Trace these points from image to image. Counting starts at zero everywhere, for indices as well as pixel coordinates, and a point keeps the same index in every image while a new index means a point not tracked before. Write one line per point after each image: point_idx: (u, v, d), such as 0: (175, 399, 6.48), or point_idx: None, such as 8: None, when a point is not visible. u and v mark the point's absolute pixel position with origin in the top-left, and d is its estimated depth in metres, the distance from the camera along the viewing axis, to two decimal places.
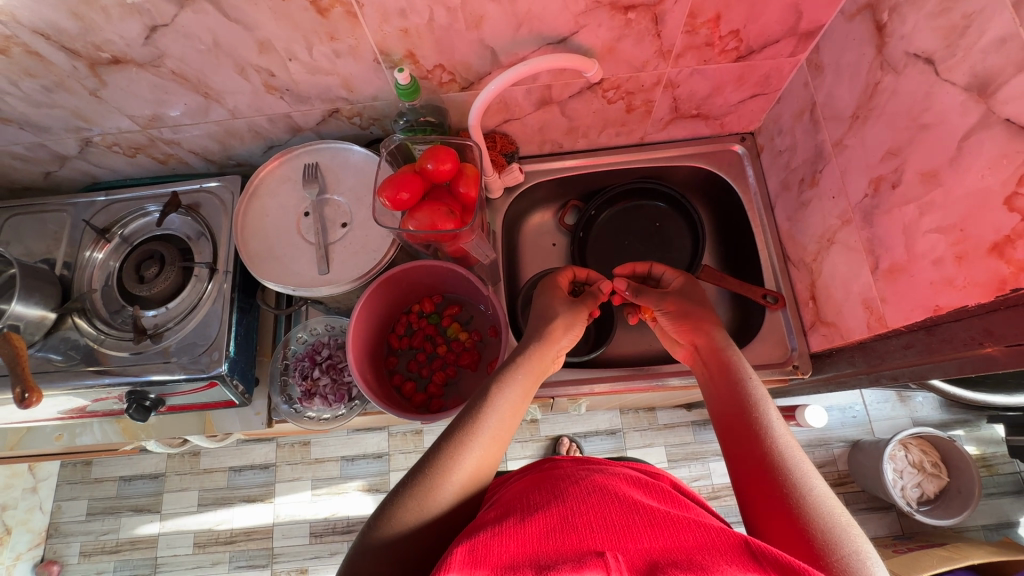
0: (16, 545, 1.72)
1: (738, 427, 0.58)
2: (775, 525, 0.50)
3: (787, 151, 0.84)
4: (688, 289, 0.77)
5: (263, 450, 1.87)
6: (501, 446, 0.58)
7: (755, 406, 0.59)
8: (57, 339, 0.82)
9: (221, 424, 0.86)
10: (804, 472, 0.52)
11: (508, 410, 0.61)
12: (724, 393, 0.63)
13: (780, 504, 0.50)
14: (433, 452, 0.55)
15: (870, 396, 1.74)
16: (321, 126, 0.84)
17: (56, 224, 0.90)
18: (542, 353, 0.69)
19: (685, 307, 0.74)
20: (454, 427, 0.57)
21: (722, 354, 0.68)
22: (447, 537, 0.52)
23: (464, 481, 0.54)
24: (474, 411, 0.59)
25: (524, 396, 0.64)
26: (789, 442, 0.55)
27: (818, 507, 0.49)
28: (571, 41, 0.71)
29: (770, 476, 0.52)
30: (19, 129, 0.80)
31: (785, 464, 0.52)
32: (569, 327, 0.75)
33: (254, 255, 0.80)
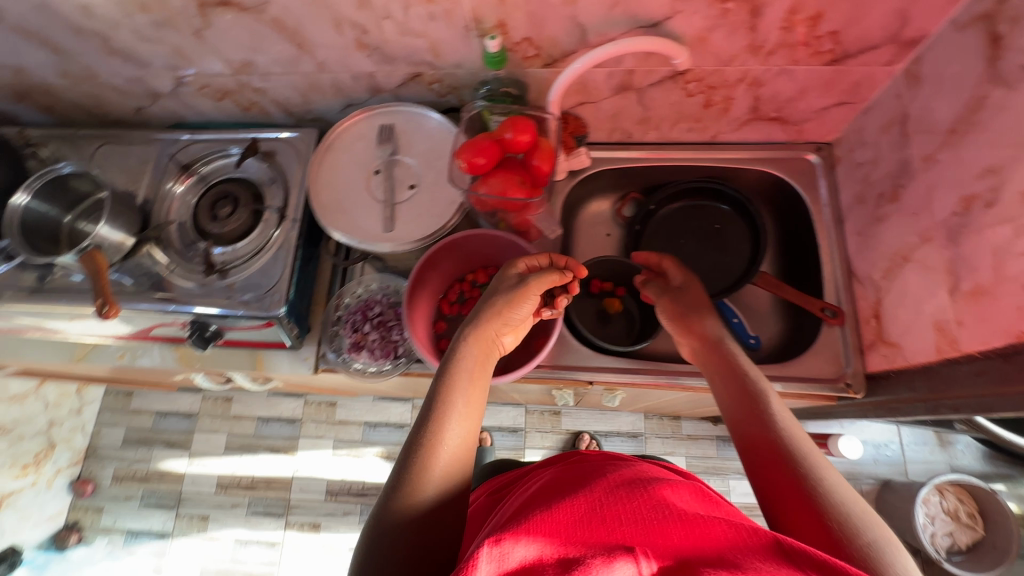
0: (58, 460, 1.82)
1: (743, 427, 0.60)
2: (793, 515, 0.50)
3: (866, 164, 0.82)
4: (690, 292, 0.79)
5: (292, 404, 1.94)
6: (475, 413, 0.60)
7: (753, 405, 0.61)
8: (133, 264, 0.87)
9: (270, 364, 0.89)
10: (810, 462, 0.52)
11: (473, 380, 0.62)
12: (731, 390, 0.64)
13: (795, 495, 0.50)
14: (413, 438, 0.56)
15: (908, 436, 1.68)
16: (401, 89, 0.86)
17: (143, 156, 0.95)
18: (485, 330, 0.68)
19: (686, 308, 0.76)
20: (428, 411, 0.59)
21: (719, 350, 0.71)
22: (449, 520, 0.52)
23: (454, 454, 0.55)
24: (443, 391, 0.60)
25: (484, 368, 0.65)
26: (793, 431, 0.57)
27: (830, 494, 0.49)
28: (663, 26, 0.70)
29: (778, 471, 0.53)
30: (123, 62, 0.84)
31: (790, 456, 0.53)
32: (512, 304, 0.70)
33: (324, 205, 0.83)
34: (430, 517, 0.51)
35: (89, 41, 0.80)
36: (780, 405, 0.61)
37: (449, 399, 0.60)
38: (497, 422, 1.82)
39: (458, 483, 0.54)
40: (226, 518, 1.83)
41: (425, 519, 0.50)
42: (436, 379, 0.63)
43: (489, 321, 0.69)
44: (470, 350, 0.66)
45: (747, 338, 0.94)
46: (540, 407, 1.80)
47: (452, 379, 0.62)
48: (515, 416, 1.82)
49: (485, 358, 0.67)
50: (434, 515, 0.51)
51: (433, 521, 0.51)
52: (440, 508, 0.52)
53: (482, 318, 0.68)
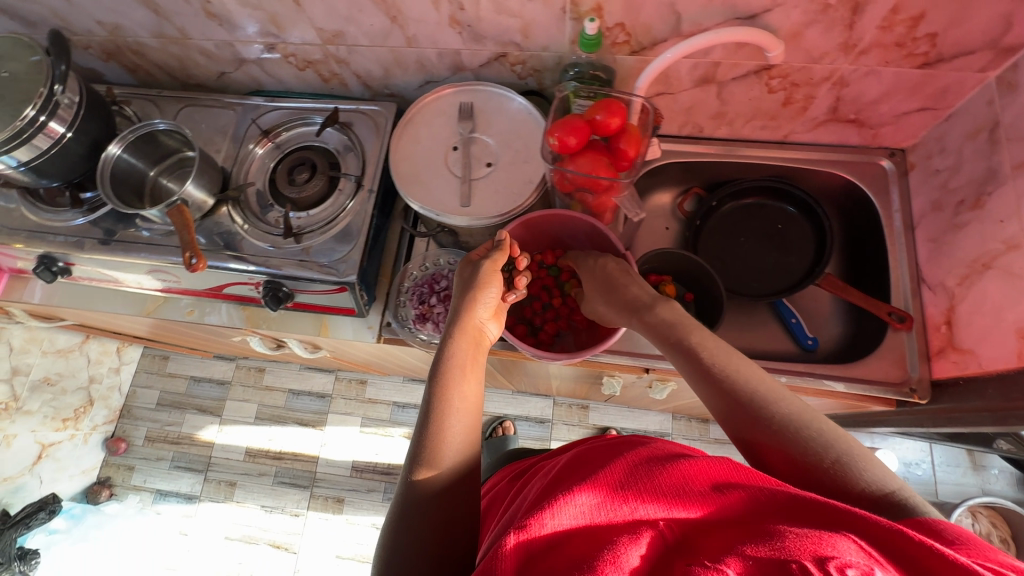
0: (95, 417, 1.87)
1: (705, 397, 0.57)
2: (768, 456, 0.51)
3: (946, 171, 0.82)
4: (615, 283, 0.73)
5: (322, 379, 1.97)
6: (473, 397, 0.62)
7: (695, 367, 0.58)
8: (211, 223, 0.89)
9: (335, 330, 0.92)
10: (759, 400, 0.52)
11: (465, 372, 0.64)
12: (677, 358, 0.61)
13: (768, 444, 0.50)
14: (417, 440, 0.58)
15: (941, 457, 1.66)
16: (483, 69, 0.88)
17: (224, 120, 0.98)
18: (466, 324, 0.70)
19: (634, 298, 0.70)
20: (426, 411, 0.60)
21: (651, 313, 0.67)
22: (461, 505, 0.55)
23: (455, 443, 0.58)
24: (438, 389, 0.61)
25: (473, 358, 0.67)
26: (731, 370, 0.56)
27: (788, 424, 0.50)
28: (760, 19, 0.71)
29: (747, 428, 0.52)
30: (218, 26, 0.87)
31: (746, 405, 0.53)
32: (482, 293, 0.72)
33: (403, 176, 0.84)
34: (439, 507, 0.54)
35: (191, 3, 0.82)
36: (717, 343, 0.59)
37: (446, 397, 0.61)
38: (524, 412, 1.83)
39: (460, 470, 0.57)
40: (253, 485, 1.86)
41: (438, 505, 0.54)
42: (429, 376, 0.64)
43: (468, 312, 0.71)
44: (458, 347, 0.67)
45: (805, 338, 0.94)
46: (569, 400, 1.81)
47: (447, 377, 0.63)
48: (542, 406, 1.83)
49: (474, 346, 0.68)
50: (441, 506, 0.54)
51: (441, 516, 0.54)
52: (453, 499, 0.55)
53: (461, 311, 0.70)
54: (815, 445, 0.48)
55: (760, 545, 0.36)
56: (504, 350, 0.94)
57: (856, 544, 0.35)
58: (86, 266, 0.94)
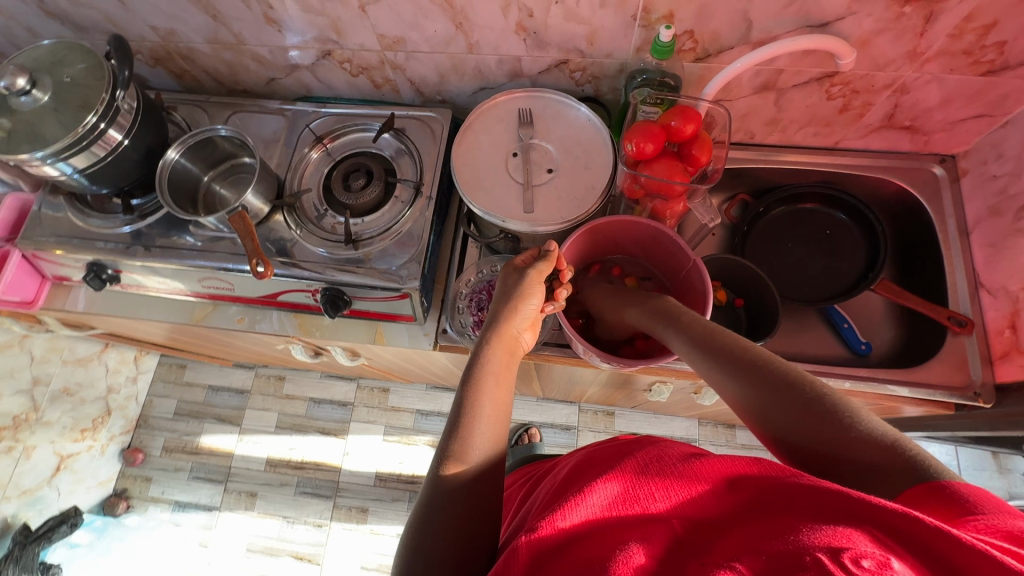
0: (112, 427, 1.83)
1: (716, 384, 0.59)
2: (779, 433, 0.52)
3: (1004, 177, 0.83)
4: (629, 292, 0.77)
5: (344, 388, 1.95)
6: (505, 409, 0.61)
7: (705, 351, 0.61)
8: (266, 230, 0.88)
9: (391, 337, 0.92)
10: (762, 371, 0.55)
11: (498, 380, 0.63)
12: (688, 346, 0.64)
13: (778, 419, 0.51)
14: (444, 442, 0.57)
15: (966, 460, 1.67)
16: (542, 75, 0.88)
17: (274, 126, 0.97)
18: (505, 331, 0.68)
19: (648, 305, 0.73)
20: (456, 415, 0.59)
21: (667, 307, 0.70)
22: (485, 512, 0.53)
23: (483, 446, 0.56)
24: (470, 394, 0.60)
25: (506, 368, 0.66)
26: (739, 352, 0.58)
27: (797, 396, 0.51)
28: (832, 27, 0.71)
29: (757, 406, 0.54)
30: (277, 32, 0.86)
31: (755, 381, 0.55)
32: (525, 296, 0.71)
33: (464, 182, 0.84)
34: (460, 507, 0.52)
35: (252, 9, 0.82)
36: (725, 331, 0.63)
37: (476, 403, 0.59)
38: (549, 419, 1.82)
39: (485, 471, 0.55)
40: (275, 496, 1.83)
41: (461, 505, 0.52)
42: (462, 382, 0.63)
43: (508, 321, 0.69)
44: (493, 356, 0.65)
45: (858, 343, 0.94)
46: (595, 406, 1.80)
47: (478, 383, 0.62)
48: (568, 413, 1.83)
49: (509, 355, 0.67)
50: (464, 507, 0.52)
51: (462, 517, 0.51)
52: (478, 506, 0.52)
53: (501, 318, 0.68)
54: (810, 404, 0.50)
55: (776, 543, 0.35)
56: (559, 357, 0.94)
57: (871, 537, 0.33)
58: (134, 273, 0.92)
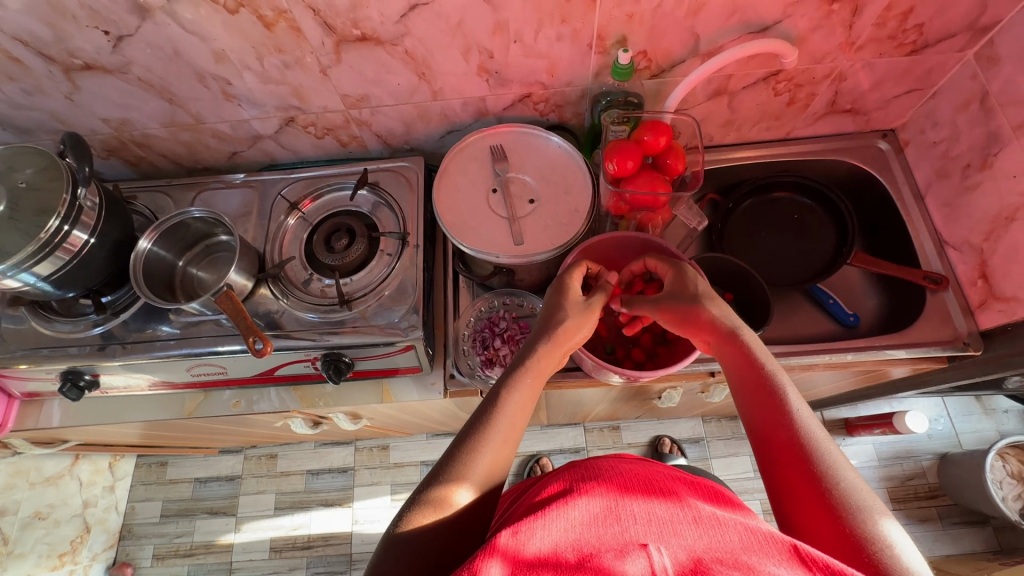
0: (94, 545, 1.68)
1: (762, 420, 0.59)
2: (792, 498, 0.53)
3: (944, 141, 0.90)
4: (683, 290, 0.70)
5: (341, 453, 1.86)
6: (520, 427, 0.61)
7: (771, 397, 0.60)
8: (252, 304, 0.85)
9: (398, 393, 0.89)
10: (827, 459, 0.53)
11: (524, 404, 0.63)
12: (739, 379, 0.64)
13: (808, 490, 0.52)
14: (459, 440, 0.59)
15: (954, 408, 1.75)
16: (507, 111, 0.90)
17: (244, 199, 0.95)
18: (549, 351, 0.68)
19: (681, 311, 0.70)
20: (473, 417, 0.61)
21: (734, 340, 0.66)
22: (475, 519, 0.54)
23: (490, 465, 0.57)
24: (494, 409, 0.61)
25: (532, 396, 0.65)
26: (812, 428, 0.56)
27: (846, 498, 0.50)
28: (772, 30, 0.77)
29: (796, 466, 0.54)
30: (237, 106, 0.85)
31: (809, 453, 0.54)
32: (577, 328, 0.70)
33: (451, 224, 0.84)
34: (458, 516, 0.52)
35: (209, 88, 0.81)
36: (799, 400, 0.59)
37: (492, 423, 0.59)
38: (557, 445, 1.79)
39: (483, 494, 0.56)
40: None
41: (460, 514, 0.52)
42: (489, 393, 0.63)
43: (554, 347, 0.68)
44: (524, 377, 0.65)
45: (846, 316, 0.98)
46: (601, 424, 1.79)
47: (505, 393, 0.63)
48: (574, 436, 1.80)
49: (543, 377, 0.67)
50: (458, 521, 0.52)
51: (455, 523, 0.52)
52: (473, 512, 0.54)
53: (544, 342, 0.67)
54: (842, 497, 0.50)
55: None
56: (571, 381, 0.93)
57: None
58: (114, 374, 0.87)
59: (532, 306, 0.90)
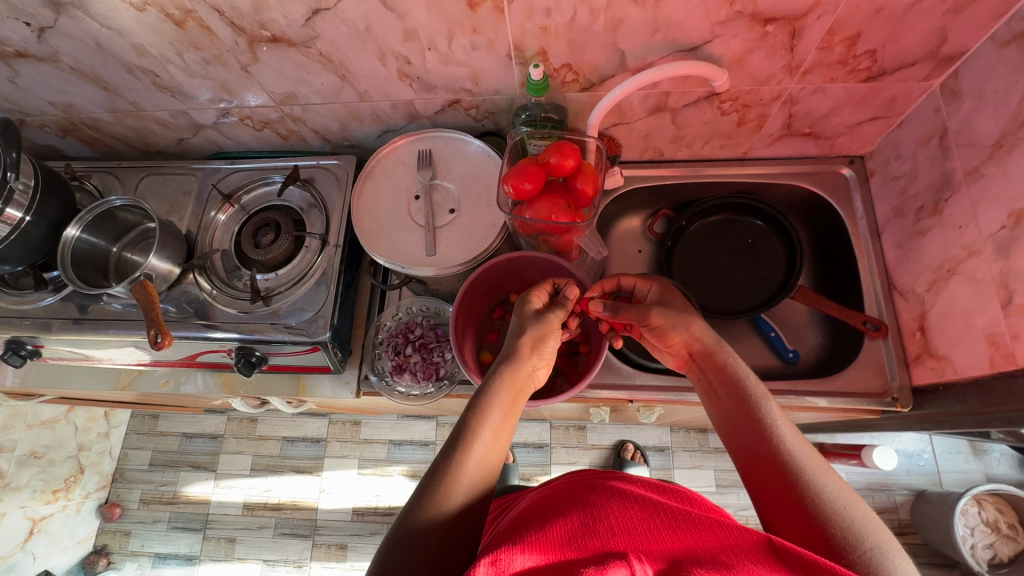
0: (86, 484, 1.83)
1: (743, 440, 0.57)
2: (776, 509, 0.51)
3: (904, 177, 0.82)
4: (672, 302, 0.70)
5: (316, 424, 1.94)
6: (505, 433, 0.59)
7: (753, 413, 0.57)
8: (179, 292, 0.89)
9: (313, 388, 0.91)
10: (811, 471, 0.51)
11: (502, 419, 0.59)
12: (722, 397, 0.62)
13: (791, 502, 0.50)
14: (443, 453, 0.55)
15: (940, 445, 1.65)
16: (439, 115, 0.88)
17: (185, 186, 0.97)
18: (517, 369, 0.64)
19: (670, 322, 0.68)
20: (456, 430, 0.57)
21: (715, 359, 0.64)
22: (468, 530, 0.51)
23: (476, 475, 0.54)
24: (471, 425, 0.57)
25: (514, 408, 0.62)
26: (793, 441, 0.54)
27: (830, 506, 0.48)
28: (702, 49, 0.71)
29: (778, 481, 0.52)
30: (170, 97, 0.87)
31: (791, 467, 0.52)
32: (541, 340, 0.68)
33: (367, 231, 0.84)
34: (449, 534, 0.49)
35: (140, 78, 0.82)
36: (780, 412, 0.57)
37: (473, 438, 0.56)
38: (521, 438, 1.80)
39: (472, 504, 0.52)
40: (253, 540, 1.82)
41: (447, 530, 0.49)
42: (463, 412, 0.59)
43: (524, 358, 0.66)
44: (501, 388, 0.62)
45: (786, 351, 0.93)
46: (566, 422, 1.79)
47: (487, 406, 0.59)
48: (539, 431, 1.80)
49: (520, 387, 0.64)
50: (446, 539, 0.49)
51: (444, 544, 0.49)
52: (464, 517, 0.51)
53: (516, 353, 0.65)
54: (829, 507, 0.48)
55: None
56: None
57: None
58: (54, 347, 0.92)
59: (448, 315, 0.91)
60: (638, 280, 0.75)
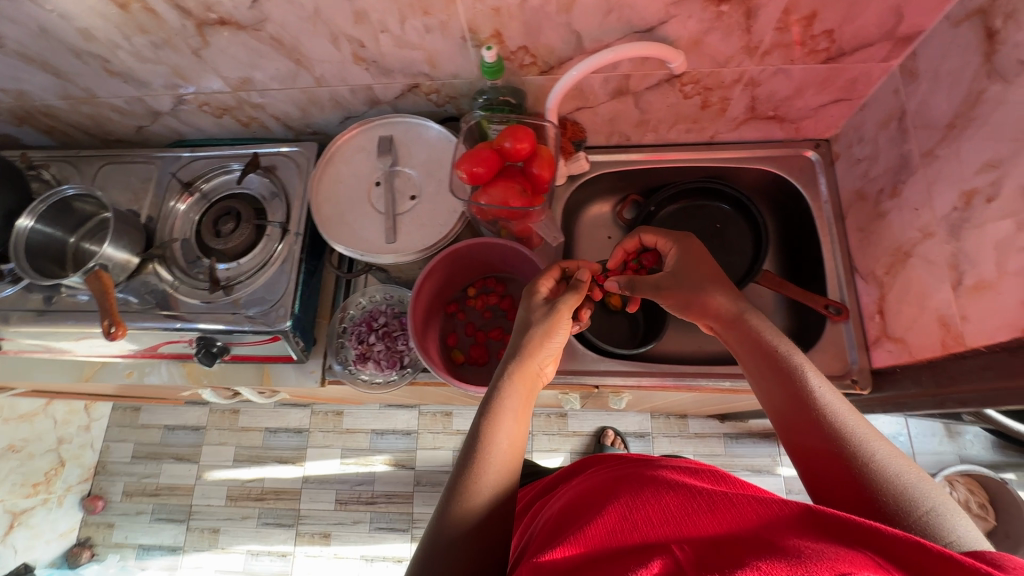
0: (68, 477, 1.83)
1: (781, 405, 0.54)
2: (822, 477, 0.48)
3: (866, 159, 0.82)
4: (685, 270, 0.66)
5: (298, 414, 1.92)
6: (522, 425, 0.57)
7: (789, 382, 0.54)
8: (138, 283, 0.87)
9: (278, 377, 0.90)
10: (858, 438, 0.48)
11: (515, 417, 0.57)
12: (753, 367, 0.59)
13: (838, 467, 0.47)
14: (461, 461, 0.54)
15: (916, 427, 1.64)
16: (399, 100, 0.87)
17: (145, 175, 0.95)
18: (528, 364, 0.62)
19: (687, 295, 0.65)
20: (471, 436, 0.56)
21: (741, 326, 0.62)
22: (501, 532, 0.50)
23: (501, 473, 0.53)
24: (487, 426, 0.55)
25: (527, 398, 0.60)
26: (835, 407, 0.51)
27: (881, 476, 0.45)
28: (658, 30, 0.70)
29: (823, 454, 0.49)
30: (123, 83, 0.85)
31: (836, 437, 0.49)
32: (548, 331, 0.65)
33: (327, 219, 0.83)
34: (481, 537, 0.49)
35: (89, 64, 0.81)
36: (818, 376, 0.54)
37: (491, 438, 0.54)
38: None
39: (501, 501, 0.52)
40: (238, 530, 1.82)
41: (479, 531, 0.49)
42: (479, 411, 0.58)
43: (531, 353, 0.63)
44: (514, 382, 0.60)
45: None
46: (547, 410, 1.79)
47: (497, 404, 0.58)
48: None
49: (534, 380, 0.62)
50: (479, 542, 0.49)
51: (478, 547, 0.49)
52: (497, 517, 0.51)
53: (520, 346, 0.63)
54: (881, 476, 0.45)
55: (783, 566, 0.35)
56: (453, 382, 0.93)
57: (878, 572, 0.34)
58: (14, 339, 0.92)
59: None
60: (658, 239, 0.71)
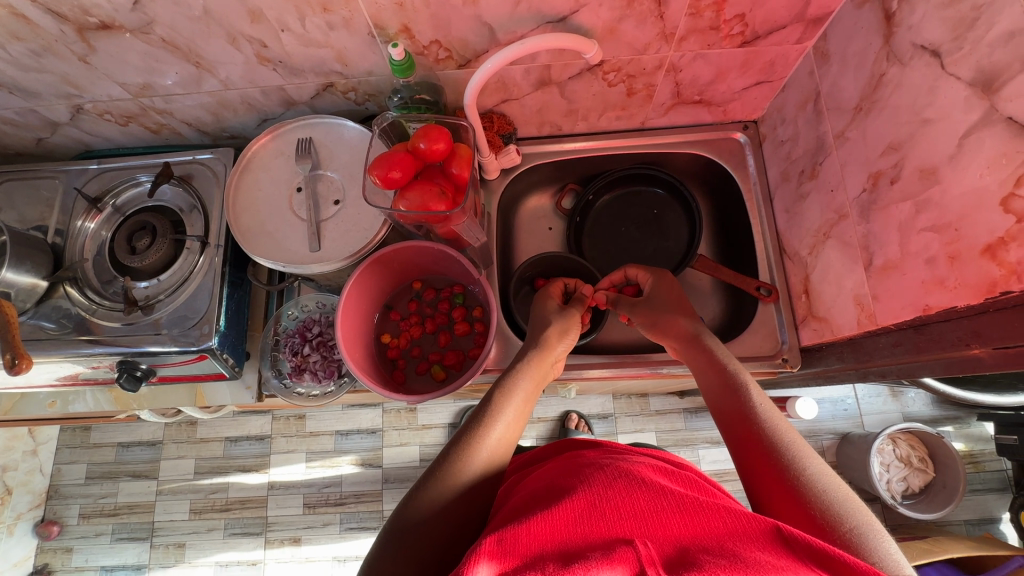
0: (17, 505, 1.63)
1: (741, 435, 0.56)
2: (782, 508, 0.48)
3: (789, 141, 0.82)
4: (656, 296, 0.78)
5: (259, 421, 1.77)
6: (514, 435, 0.59)
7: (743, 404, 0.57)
8: (49, 308, 0.81)
9: (212, 396, 0.88)
10: (818, 479, 0.48)
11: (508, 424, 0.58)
12: (721, 390, 0.61)
13: (804, 521, 0.46)
14: (451, 445, 0.56)
15: (862, 389, 1.69)
16: (316, 100, 0.83)
17: (48, 190, 0.88)
18: (544, 355, 0.69)
19: (653, 315, 0.76)
20: (464, 428, 0.57)
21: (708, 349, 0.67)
22: (464, 537, 0.49)
23: (486, 469, 0.54)
24: (483, 417, 0.57)
25: (527, 403, 0.63)
26: (795, 443, 0.52)
27: (838, 514, 0.45)
28: (570, 20, 0.69)
29: (779, 480, 0.50)
30: (9, 94, 0.78)
31: (794, 471, 0.49)
32: (563, 331, 0.74)
33: (245, 231, 0.79)
34: (445, 526, 0.48)
35: None
36: (777, 413, 0.56)
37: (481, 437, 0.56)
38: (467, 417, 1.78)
39: (470, 500, 0.51)
40: (203, 543, 1.67)
41: (450, 512, 0.49)
42: (483, 401, 0.60)
43: (539, 357, 0.69)
44: (518, 385, 0.63)
45: None
46: None
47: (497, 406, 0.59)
48: None
49: (534, 390, 0.65)
50: (445, 532, 0.48)
51: (459, 515, 0.49)
52: (462, 516, 0.50)
53: (531, 356, 0.68)
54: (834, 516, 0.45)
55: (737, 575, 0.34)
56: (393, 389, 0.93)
57: None
58: None
59: None
60: (639, 273, 0.83)
